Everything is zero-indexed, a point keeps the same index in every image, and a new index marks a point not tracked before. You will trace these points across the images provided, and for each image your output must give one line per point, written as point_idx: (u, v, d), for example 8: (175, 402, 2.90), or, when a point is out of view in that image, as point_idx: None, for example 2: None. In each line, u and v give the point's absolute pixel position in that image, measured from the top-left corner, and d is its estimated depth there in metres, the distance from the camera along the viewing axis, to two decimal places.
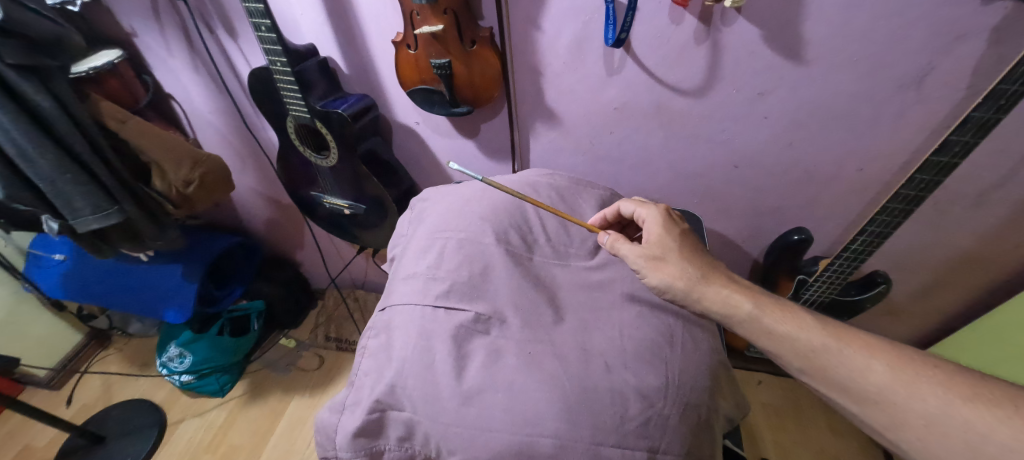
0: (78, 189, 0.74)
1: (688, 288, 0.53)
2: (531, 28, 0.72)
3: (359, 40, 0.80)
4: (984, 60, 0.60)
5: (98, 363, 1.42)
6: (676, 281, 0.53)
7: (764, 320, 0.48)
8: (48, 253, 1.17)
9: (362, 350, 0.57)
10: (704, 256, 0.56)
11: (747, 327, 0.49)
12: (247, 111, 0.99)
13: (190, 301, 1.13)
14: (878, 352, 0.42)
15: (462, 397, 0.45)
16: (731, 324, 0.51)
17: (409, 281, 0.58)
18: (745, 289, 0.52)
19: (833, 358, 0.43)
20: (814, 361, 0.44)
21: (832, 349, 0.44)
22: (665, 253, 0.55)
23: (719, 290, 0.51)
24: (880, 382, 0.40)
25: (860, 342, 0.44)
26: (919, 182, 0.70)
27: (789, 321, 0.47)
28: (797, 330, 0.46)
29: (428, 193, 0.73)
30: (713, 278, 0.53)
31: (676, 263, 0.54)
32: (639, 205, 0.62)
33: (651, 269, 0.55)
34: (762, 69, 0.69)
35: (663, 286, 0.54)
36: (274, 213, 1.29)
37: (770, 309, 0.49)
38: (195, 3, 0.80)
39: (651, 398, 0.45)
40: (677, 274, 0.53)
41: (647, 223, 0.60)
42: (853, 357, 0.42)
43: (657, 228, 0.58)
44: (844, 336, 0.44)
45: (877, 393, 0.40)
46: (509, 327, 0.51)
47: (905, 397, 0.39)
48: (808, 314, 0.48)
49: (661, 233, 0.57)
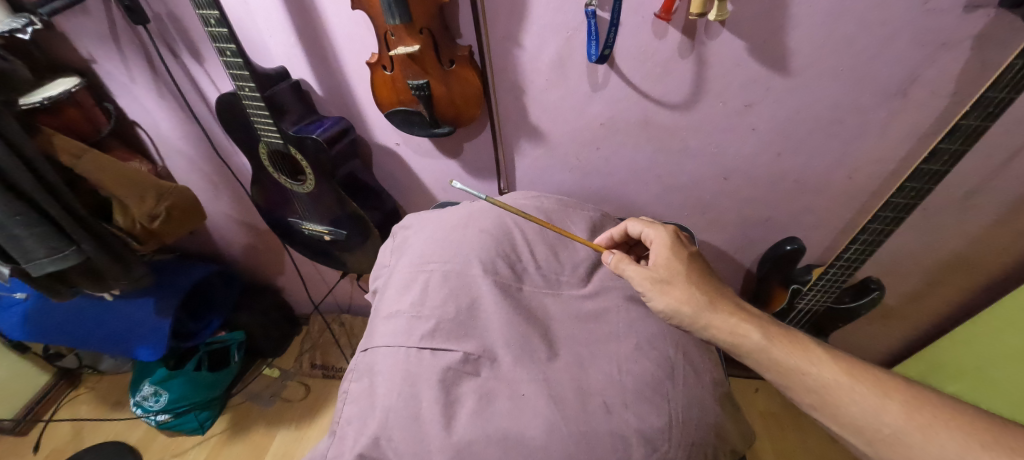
0: (29, 231, 0.70)
1: (694, 314, 0.52)
2: (511, 45, 0.70)
3: (333, 61, 0.77)
4: (969, 68, 0.59)
5: (66, 406, 1.33)
6: (682, 307, 0.53)
7: (773, 351, 0.48)
8: (9, 293, 1.09)
9: (344, 395, 0.53)
10: (713, 281, 0.55)
11: (756, 357, 0.49)
12: (218, 137, 0.95)
13: (163, 338, 1.07)
14: (892, 393, 0.43)
15: (451, 450, 0.42)
16: (739, 352, 0.51)
17: (391, 320, 0.55)
18: (752, 316, 0.52)
19: (846, 396, 0.44)
20: (826, 398, 0.45)
21: (845, 386, 0.44)
22: (673, 277, 0.54)
23: (727, 318, 0.51)
24: (894, 423, 0.41)
25: (873, 381, 0.44)
26: (910, 190, 0.69)
27: (799, 354, 0.48)
28: (806, 364, 0.47)
29: (410, 220, 0.70)
30: (720, 305, 0.52)
31: (683, 287, 0.53)
32: (647, 225, 0.61)
33: (656, 292, 0.54)
34: (747, 81, 0.68)
35: (670, 311, 0.53)
36: (252, 239, 1.24)
37: (779, 339, 0.49)
38: (157, 27, 0.76)
39: (655, 441, 0.42)
40: (684, 299, 0.53)
41: (655, 244, 0.59)
42: (866, 397, 0.43)
43: (665, 251, 0.57)
44: (856, 372, 0.45)
45: (892, 435, 0.41)
46: (500, 366, 0.49)
47: (921, 443, 0.39)
48: (817, 346, 0.48)
49: (669, 256, 0.56)
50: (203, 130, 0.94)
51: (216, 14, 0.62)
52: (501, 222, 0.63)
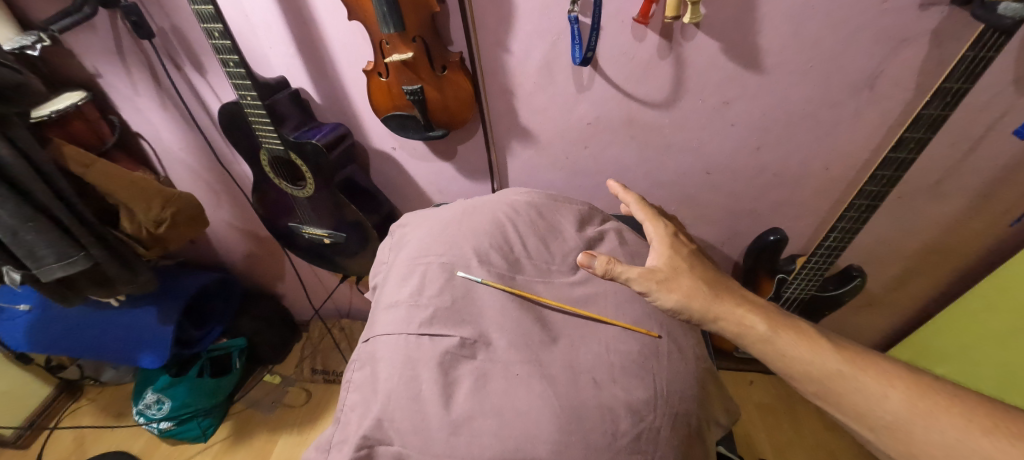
0: (40, 238, 0.73)
1: (701, 308, 0.53)
2: (500, 50, 0.74)
3: (330, 70, 0.80)
4: (928, 62, 0.63)
5: (69, 417, 1.34)
6: (690, 301, 0.54)
7: (778, 341, 0.51)
8: (13, 305, 1.11)
9: (347, 384, 0.55)
10: (713, 275, 0.57)
11: (761, 347, 0.51)
12: (219, 145, 0.98)
13: (166, 345, 1.09)
14: (893, 381, 0.47)
15: (451, 426, 0.45)
16: (745, 343, 0.52)
17: (391, 310, 0.57)
18: (757, 307, 0.54)
19: (849, 385, 0.47)
20: (831, 387, 0.48)
21: (848, 375, 0.48)
22: (677, 274, 0.55)
23: (734, 310, 0.53)
24: (896, 410, 0.45)
25: (875, 370, 0.48)
26: (881, 178, 0.73)
27: (803, 345, 0.50)
28: (810, 354, 0.49)
29: (407, 218, 0.73)
30: (724, 297, 0.54)
31: (689, 282, 0.55)
32: (648, 221, 0.63)
33: (663, 289, 0.54)
34: (724, 79, 0.72)
35: (678, 306, 0.53)
36: (253, 247, 1.26)
37: (784, 329, 0.52)
38: (162, 41, 0.80)
39: (642, 412, 0.45)
40: (692, 294, 0.54)
41: (655, 241, 0.60)
42: (870, 385, 0.47)
43: (665, 249, 0.58)
44: (857, 362, 0.49)
45: (894, 422, 0.45)
46: (495, 350, 0.51)
47: (923, 428, 0.44)
48: (819, 336, 0.51)
49: (671, 254, 0.58)
50: (205, 139, 0.97)
51: (219, 26, 0.65)
52: (494, 217, 0.66)
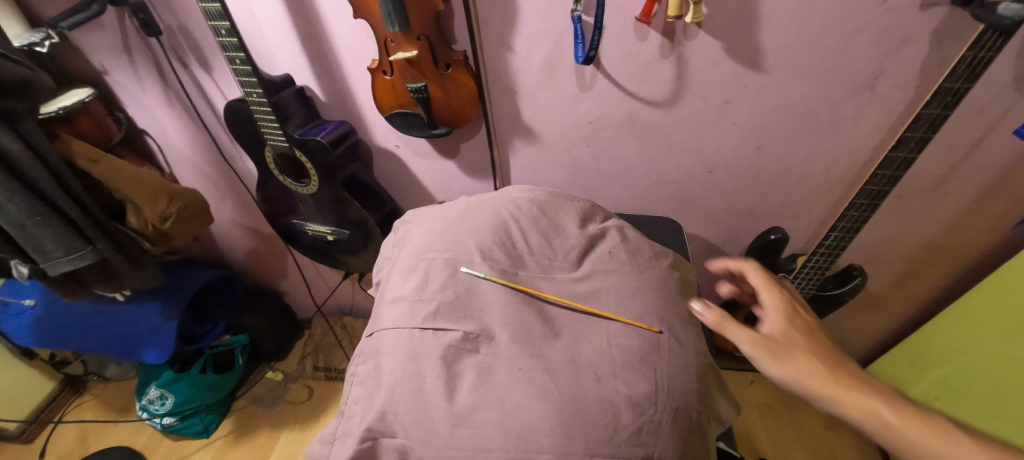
0: (48, 232, 0.74)
1: (814, 386, 0.45)
2: (503, 49, 0.75)
3: (335, 68, 0.81)
4: (929, 62, 0.64)
5: (72, 412, 1.35)
6: (803, 378, 0.46)
7: (907, 433, 0.41)
8: (19, 299, 1.13)
9: (351, 378, 0.56)
10: (837, 353, 0.49)
11: (887, 438, 0.42)
12: (223, 142, 0.99)
13: (170, 340, 1.10)
14: None
15: (454, 418, 0.45)
16: (868, 433, 0.43)
17: (395, 305, 0.58)
18: (887, 393, 0.44)
19: None
20: None
21: None
22: (790, 346, 0.48)
23: (855, 393, 0.44)
24: None
25: None
26: (882, 177, 0.74)
27: (941, 441, 0.40)
28: (948, 450, 0.39)
29: (411, 215, 0.74)
30: (846, 377, 0.45)
31: (803, 356, 0.47)
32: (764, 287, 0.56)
33: (771, 359, 0.48)
34: (725, 79, 0.72)
35: (787, 380, 0.47)
36: (256, 244, 1.27)
37: (917, 419, 0.42)
38: (169, 39, 0.81)
39: (642, 405, 0.46)
40: (804, 368, 0.46)
41: (768, 309, 0.54)
42: None
43: (780, 317, 0.52)
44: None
45: None
46: (497, 344, 0.52)
47: None
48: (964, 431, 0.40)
49: (786, 324, 0.51)
50: (210, 136, 0.98)
51: (226, 24, 0.66)
52: (497, 214, 0.66)
